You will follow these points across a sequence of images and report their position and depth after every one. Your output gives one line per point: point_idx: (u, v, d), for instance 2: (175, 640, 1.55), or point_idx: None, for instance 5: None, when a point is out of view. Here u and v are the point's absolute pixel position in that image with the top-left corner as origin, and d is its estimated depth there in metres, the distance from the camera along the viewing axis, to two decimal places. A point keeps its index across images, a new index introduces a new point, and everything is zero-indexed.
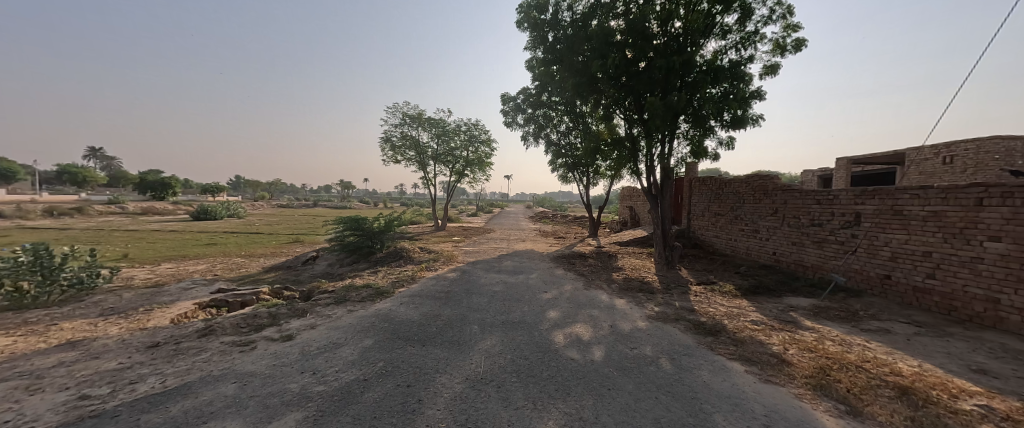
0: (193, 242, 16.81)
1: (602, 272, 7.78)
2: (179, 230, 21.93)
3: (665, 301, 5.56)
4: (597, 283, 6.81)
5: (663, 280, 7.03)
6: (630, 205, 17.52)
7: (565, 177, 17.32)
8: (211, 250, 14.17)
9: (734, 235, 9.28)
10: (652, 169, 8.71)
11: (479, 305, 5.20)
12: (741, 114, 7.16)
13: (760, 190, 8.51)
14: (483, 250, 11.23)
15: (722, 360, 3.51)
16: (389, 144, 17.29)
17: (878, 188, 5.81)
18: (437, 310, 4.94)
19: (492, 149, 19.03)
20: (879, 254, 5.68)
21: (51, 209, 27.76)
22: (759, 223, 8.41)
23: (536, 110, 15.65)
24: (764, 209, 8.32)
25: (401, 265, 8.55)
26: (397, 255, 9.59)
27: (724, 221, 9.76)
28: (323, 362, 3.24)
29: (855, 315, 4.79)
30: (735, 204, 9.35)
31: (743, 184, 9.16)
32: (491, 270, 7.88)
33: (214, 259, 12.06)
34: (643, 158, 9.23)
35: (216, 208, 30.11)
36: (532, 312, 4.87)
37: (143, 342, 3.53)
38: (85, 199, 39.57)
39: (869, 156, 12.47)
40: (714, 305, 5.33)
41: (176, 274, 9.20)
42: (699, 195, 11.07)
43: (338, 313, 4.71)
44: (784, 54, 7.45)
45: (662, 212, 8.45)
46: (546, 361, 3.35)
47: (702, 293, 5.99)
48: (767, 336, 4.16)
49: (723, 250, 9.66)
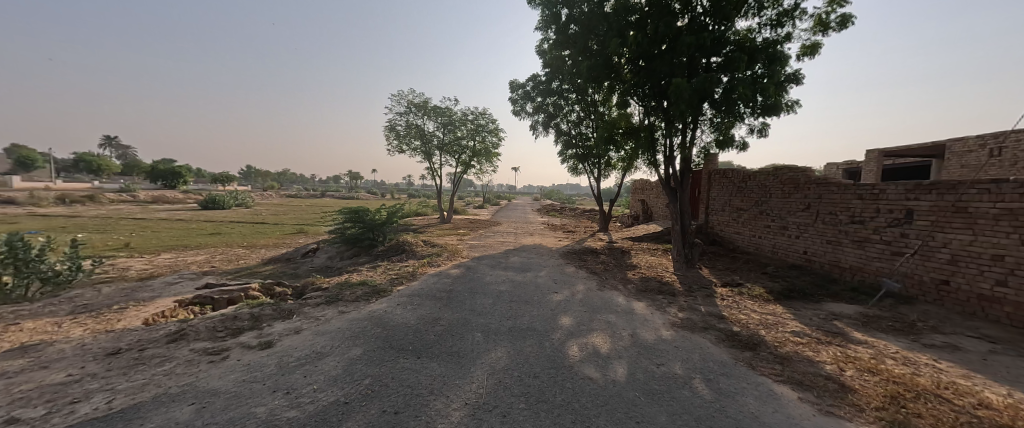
0: (197, 232, 16.70)
1: (616, 271, 7.23)
2: (185, 219, 21.88)
3: (689, 306, 4.99)
4: (611, 283, 6.25)
5: (683, 281, 6.45)
6: (643, 199, 16.82)
7: (574, 169, 16.61)
8: (213, 241, 13.97)
9: (759, 231, 8.61)
10: (671, 160, 8.00)
11: (483, 308, 4.70)
12: (777, 99, 6.27)
13: (789, 184, 7.81)
14: (489, 244, 10.74)
15: (767, 384, 2.94)
16: (393, 133, 16.74)
17: (936, 181, 5.08)
18: (436, 313, 4.48)
19: (499, 139, 18.35)
20: (935, 257, 5.00)
21: (64, 196, 28.23)
22: (788, 219, 7.73)
23: (546, 98, 14.97)
24: (795, 204, 7.62)
25: (402, 259, 8.10)
26: (399, 249, 9.18)
27: (747, 216, 9.08)
28: (300, 378, 2.80)
29: (913, 328, 4.16)
30: (760, 199, 8.67)
31: (770, 177, 8.44)
32: (497, 266, 7.39)
33: (216, 250, 11.85)
34: (662, 148, 8.48)
35: (225, 198, 30.29)
36: (541, 317, 4.38)
37: (102, 348, 3.14)
38: (98, 187, 40.10)
39: (906, 148, 11.50)
40: (745, 312, 4.74)
41: (173, 265, 8.96)
42: (720, 188, 10.38)
43: (327, 314, 4.26)
44: (825, 32, 6.65)
45: (681, 207, 7.81)
46: (559, 381, 2.85)
47: (729, 297, 5.40)
48: (816, 352, 3.56)
49: (746, 248, 9.01)
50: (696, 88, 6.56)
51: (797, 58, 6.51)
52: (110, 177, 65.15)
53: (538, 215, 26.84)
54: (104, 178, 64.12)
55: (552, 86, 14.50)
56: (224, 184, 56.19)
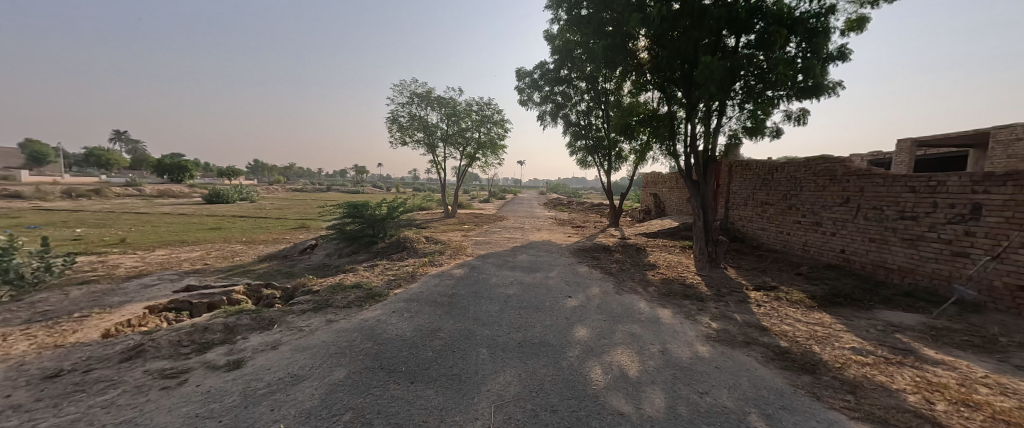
0: (198, 226, 16.43)
1: (633, 271, 6.62)
2: (188, 213, 21.75)
3: (722, 314, 4.38)
4: (630, 286, 5.65)
5: (709, 283, 5.83)
6: (655, 192, 16.06)
7: (584, 162, 15.90)
8: (212, 236, 13.64)
9: (789, 228, 7.86)
10: (694, 149, 7.28)
11: (488, 317, 4.15)
12: (819, 79, 5.47)
13: (824, 176, 7.03)
14: (494, 240, 10.20)
15: (843, 423, 2.34)
16: (396, 125, 16.13)
17: (1013, 172, 4.30)
18: (436, 322, 3.94)
19: (505, 131, 17.64)
20: (1011, 259, 4.25)
21: (71, 191, 28.29)
22: (822, 215, 6.98)
23: (554, 87, 14.21)
24: (829, 198, 6.86)
25: (402, 258, 7.59)
26: (400, 246, 8.67)
27: (774, 211, 8.34)
28: (265, 412, 2.28)
29: (996, 344, 3.50)
30: (790, 193, 7.91)
31: (801, 169, 7.66)
32: (503, 266, 6.84)
33: (213, 246, 11.53)
34: (683, 136, 7.75)
35: (228, 192, 30.14)
36: (555, 329, 3.82)
37: (40, 370, 2.66)
38: (104, 181, 40.38)
39: (942, 137, 10.54)
40: (789, 323, 4.13)
41: (165, 265, 8.57)
42: (743, 181, 9.61)
43: (312, 324, 3.76)
44: (876, 4, 5.86)
45: (703, 201, 7.13)
46: (584, 418, 2.29)
47: (766, 303, 4.77)
48: (889, 377, 2.95)
49: (773, 245, 8.30)
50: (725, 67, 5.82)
51: (844, 33, 5.73)
52: (119, 171, 65.79)
53: (544, 209, 26.25)
54: (114, 172, 64.79)
55: (561, 74, 13.75)
56: (230, 178, 56.42)
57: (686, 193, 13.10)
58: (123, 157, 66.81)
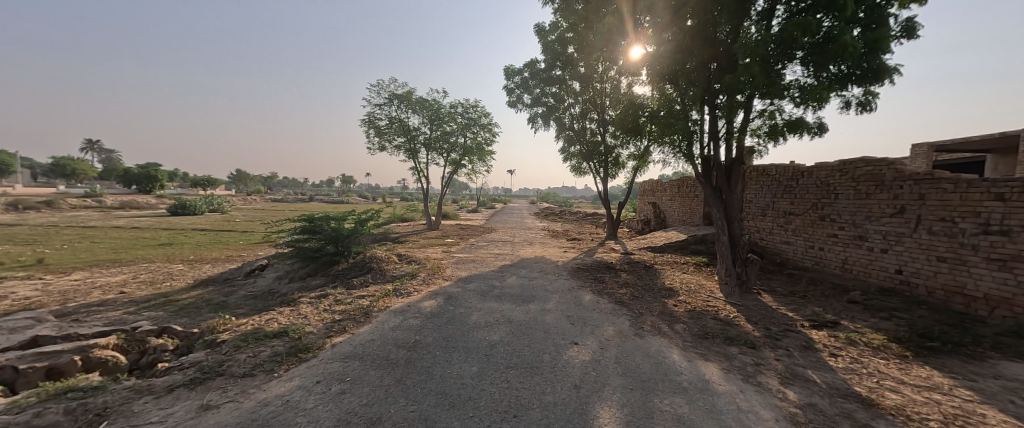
0: (146, 242, 14.57)
1: (649, 300, 5.33)
2: (144, 226, 19.71)
3: (793, 373, 3.08)
4: (651, 324, 4.33)
5: (749, 316, 4.56)
6: (655, 202, 14.97)
7: (578, 168, 14.78)
8: (154, 253, 11.83)
9: (823, 242, 6.74)
10: (716, 151, 6.13)
11: (459, 391, 2.76)
12: (881, 59, 4.38)
13: (867, 181, 5.94)
14: (479, 258, 8.80)
15: None
16: (373, 128, 14.71)
17: None
18: (375, 405, 2.53)
19: (493, 136, 16.42)
20: None
21: (18, 201, 25.91)
22: (866, 227, 5.87)
23: (545, 88, 13.08)
24: (875, 207, 5.76)
25: (362, 284, 6.12)
26: (365, 267, 7.21)
27: (801, 223, 7.29)
28: None
29: None
30: (820, 201, 6.84)
31: (834, 174, 6.61)
32: (487, 294, 5.45)
33: (149, 266, 9.81)
34: (699, 136, 6.64)
35: (196, 203, 28.09)
36: (560, 415, 2.44)
37: None
38: (62, 191, 37.48)
39: (961, 141, 9.33)
40: (894, 389, 2.85)
41: (65, 295, 6.88)
42: (761, 188, 8.55)
43: (167, 419, 2.32)
44: None
45: (727, 211, 5.97)
46: None
47: (841, 351, 3.50)
48: None
49: (803, 262, 7.18)
50: (767, 43, 4.58)
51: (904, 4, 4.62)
52: (86, 181, 62.13)
53: (536, 220, 24.96)
54: (80, 182, 61.09)
55: (553, 73, 12.62)
56: (206, 188, 53.91)
57: (690, 202, 12.00)
58: (92, 167, 63.19)
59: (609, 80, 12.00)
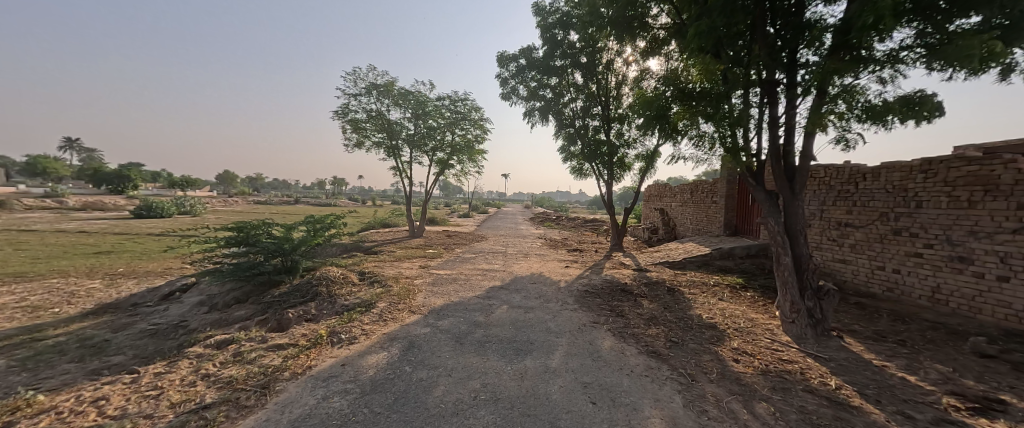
0: (80, 249, 12.54)
1: (695, 350, 3.76)
2: (92, 230, 17.57)
3: None
4: (717, 402, 2.75)
5: (857, 384, 3.02)
6: (663, 209, 13.55)
7: (579, 171, 13.34)
8: (76, 265, 9.87)
9: (898, 264, 5.32)
10: (778, 144, 4.59)
11: None
12: None
13: (970, 186, 4.52)
14: (462, 276, 7.15)
15: None
16: (349, 122, 13.08)
17: None
18: None
19: (485, 133, 14.90)
20: None
21: None
22: (972, 247, 4.45)
23: (544, 79, 11.64)
24: (989, 220, 4.31)
25: (294, 319, 4.45)
26: (310, 292, 5.52)
27: (864, 237, 5.88)
28: None
29: None
30: (893, 211, 5.44)
31: (914, 176, 5.20)
32: (465, 339, 3.84)
33: (55, 283, 7.89)
34: (747, 127, 5.13)
35: (166, 205, 26.13)
36: None
37: None
38: (21, 191, 34.85)
39: None
40: None
41: None
42: (807, 194, 7.16)
43: None
44: None
45: (790, 224, 4.46)
46: None
47: None
48: None
49: (870, 288, 5.74)
50: None
51: None
52: (58, 180, 58.97)
53: (530, 226, 23.52)
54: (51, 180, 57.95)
55: (553, 63, 11.15)
56: (182, 189, 51.09)
57: (706, 209, 10.61)
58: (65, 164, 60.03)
59: (616, 71, 10.80)
